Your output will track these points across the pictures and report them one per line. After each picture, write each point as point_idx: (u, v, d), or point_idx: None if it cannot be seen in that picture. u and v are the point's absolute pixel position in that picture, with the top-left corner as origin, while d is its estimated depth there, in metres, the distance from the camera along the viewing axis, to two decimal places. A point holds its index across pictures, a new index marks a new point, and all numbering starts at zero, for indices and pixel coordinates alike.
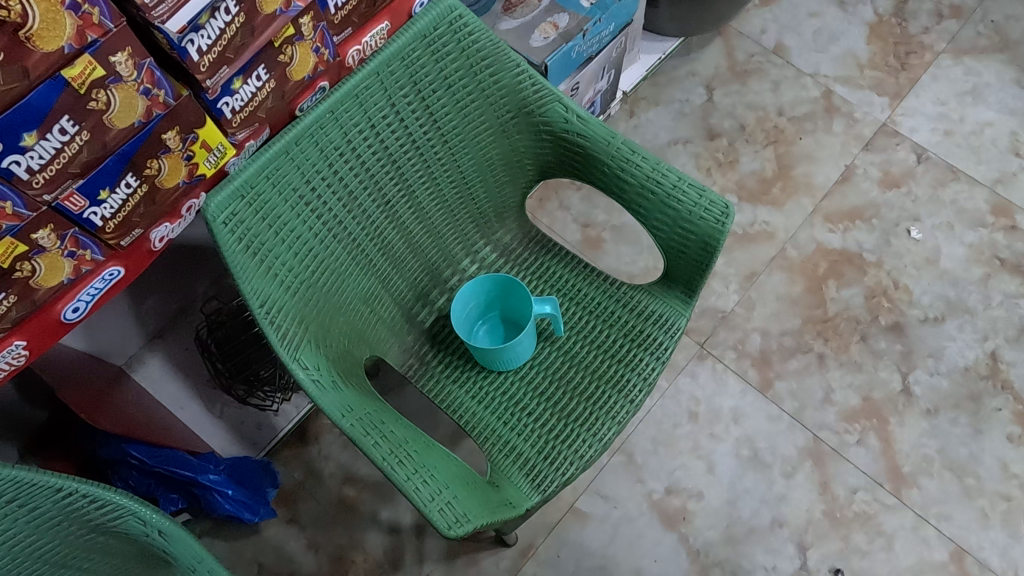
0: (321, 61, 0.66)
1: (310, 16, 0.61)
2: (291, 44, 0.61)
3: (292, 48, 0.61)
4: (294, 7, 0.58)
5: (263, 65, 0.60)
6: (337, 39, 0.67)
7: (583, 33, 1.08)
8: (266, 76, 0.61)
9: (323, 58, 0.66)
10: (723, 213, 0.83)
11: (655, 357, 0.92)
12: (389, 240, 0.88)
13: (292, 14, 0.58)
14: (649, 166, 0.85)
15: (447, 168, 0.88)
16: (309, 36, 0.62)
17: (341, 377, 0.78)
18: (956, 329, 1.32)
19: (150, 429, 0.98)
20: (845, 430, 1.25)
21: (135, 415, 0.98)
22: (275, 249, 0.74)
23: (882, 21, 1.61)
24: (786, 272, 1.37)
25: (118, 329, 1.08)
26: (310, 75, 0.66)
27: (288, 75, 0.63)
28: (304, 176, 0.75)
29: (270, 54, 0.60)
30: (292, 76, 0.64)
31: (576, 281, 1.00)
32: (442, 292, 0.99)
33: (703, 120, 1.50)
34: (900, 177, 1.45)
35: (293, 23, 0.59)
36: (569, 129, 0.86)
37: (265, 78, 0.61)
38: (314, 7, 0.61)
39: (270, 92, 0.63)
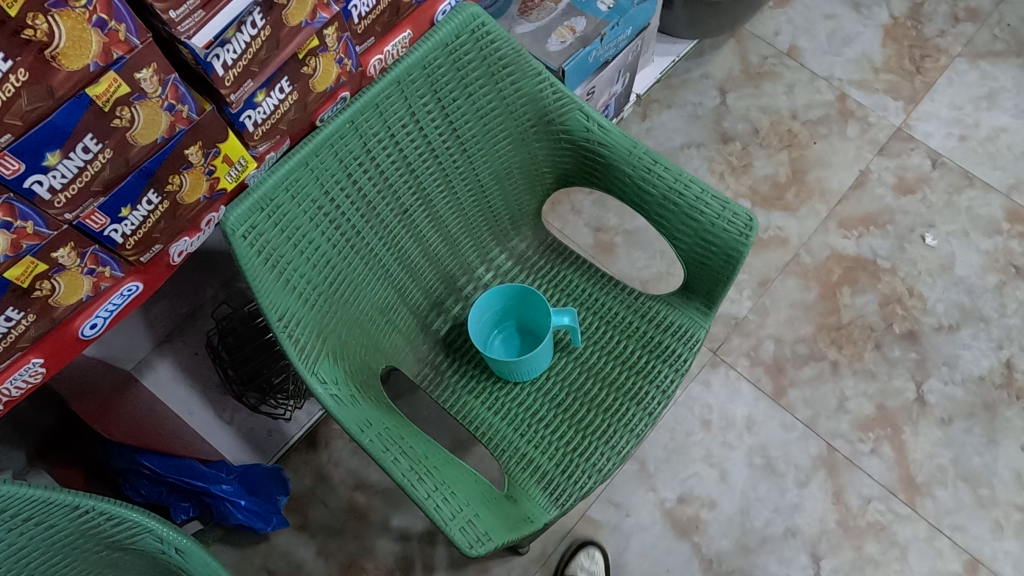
0: (344, 72, 0.65)
1: (334, 27, 0.59)
2: (315, 56, 0.60)
3: (315, 59, 0.60)
4: (320, 18, 0.56)
5: (286, 78, 0.58)
6: (360, 49, 0.66)
7: (601, 37, 1.07)
8: (290, 88, 0.59)
9: (346, 69, 0.64)
10: (746, 225, 0.81)
11: (674, 370, 0.91)
12: (404, 248, 0.87)
13: (317, 26, 0.57)
14: (671, 176, 0.83)
15: (464, 176, 0.87)
16: (333, 47, 0.61)
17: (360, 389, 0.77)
18: (971, 338, 1.31)
19: (164, 439, 0.97)
20: (859, 439, 1.24)
21: (145, 424, 0.97)
22: (294, 262, 0.73)
23: (898, 23, 1.59)
24: (800, 278, 1.36)
25: (129, 335, 1.07)
26: (333, 86, 0.65)
27: (311, 87, 0.62)
28: (323, 187, 0.73)
29: (294, 67, 0.58)
30: (315, 88, 0.62)
31: (593, 291, 0.99)
32: (457, 300, 0.99)
33: (716, 123, 1.49)
34: (915, 183, 1.43)
35: (317, 34, 0.58)
36: (589, 138, 0.85)
37: (288, 90, 0.60)
38: (339, 18, 0.59)
39: (293, 103, 0.61)
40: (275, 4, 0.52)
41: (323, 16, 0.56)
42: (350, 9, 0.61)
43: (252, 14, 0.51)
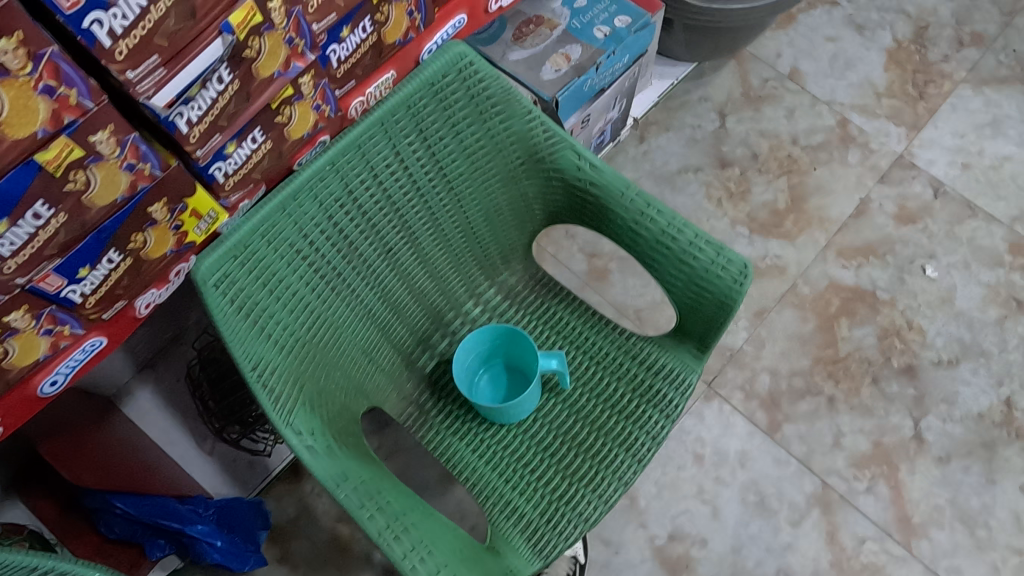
0: (322, 118, 0.62)
1: (311, 74, 0.56)
2: (290, 105, 0.57)
3: (290, 108, 0.57)
4: (294, 68, 0.54)
5: (259, 127, 0.56)
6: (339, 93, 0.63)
7: (596, 66, 1.04)
8: (262, 137, 0.57)
9: (324, 114, 0.62)
10: (741, 272, 0.78)
11: (665, 415, 0.88)
12: (388, 287, 0.85)
13: (292, 76, 0.54)
14: (664, 220, 0.80)
15: (452, 213, 0.84)
16: (309, 94, 0.58)
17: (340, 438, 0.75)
18: (971, 374, 1.28)
19: (135, 481, 0.95)
20: (854, 476, 1.21)
21: (115, 466, 0.94)
22: (271, 309, 0.70)
23: (901, 47, 1.56)
24: (797, 309, 1.33)
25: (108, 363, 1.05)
26: (311, 132, 0.62)
27: (286, 135, 0.59)
28: (302, 230, 0.71)
29: (267, 116, 0.56)
30: (291, 135, 0.59)
31: (584, 329, 0.96)
32: (444, 336, 0.96)
33: (715, 147, 1.46)
34: (916, 213, 1.41)
35: (292, 83, 0.55)
36: (581, 178, 0.82)
37: (261, 139, 0.57)
38: (316, 65, 0.56)
39: (267, 152, 0.59)
40: (245, 58, 0.49)
41: (297, 66, 0.53)
42: (326, 55, 0.58)
43: (219, 68, 0.48)
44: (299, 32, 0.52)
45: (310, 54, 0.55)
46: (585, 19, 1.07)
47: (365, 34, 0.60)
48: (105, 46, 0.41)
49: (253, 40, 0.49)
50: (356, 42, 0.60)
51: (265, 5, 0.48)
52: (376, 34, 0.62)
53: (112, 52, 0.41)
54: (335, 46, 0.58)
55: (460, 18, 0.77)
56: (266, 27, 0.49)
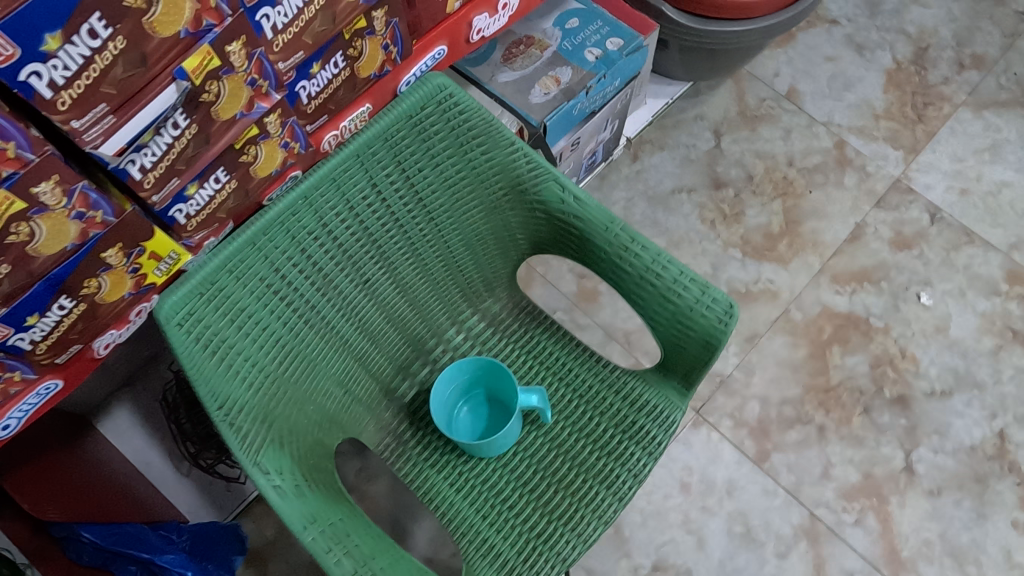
0: (292, 154, 0.60)
1: (278, 113, 0.55)
2: (256, 144, 0.55)
3: (256, 147, 0.55)
4: (258, 108, 0.52)
5: (222, 168, 0.54)
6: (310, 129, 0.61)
7: (586, 90, 1.01)
8: (226, 178, 0.55)
9: (294, 151, 0.60)
10: (726, 312, 0.76)
11: (648, 453, 0.86)
12: (366, 317, 0.82)
13: (255, 116, 0.52)
14: (649, 256, 0.78)
15: (432, 243, 0.82)
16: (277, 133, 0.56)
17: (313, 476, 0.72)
18: (964, 405, 1.26)
19: (102, 508, 0.92)
20: (843, 508, 1.19)
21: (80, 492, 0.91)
22: (239, 345, 0.68)
23: (901, 68, 1.54)
24: (789, 335, 1.31)
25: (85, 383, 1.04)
26: (279, 170, 0.60)
27: (252, 174, 0.57)
28: (273, 265, 0.69)
29: (230, 157, 0.54)
30: (258, 173, 0.58)
31: (568, 361, 0.94)
32: (425, 364, 0.93)
33: (710, 167, 1.44)
34: (912, 238, 1.39)
35: (257, 124, 0.53)
36: (565, 211, 0.79)
37: (225, 180, 0.55)
38: (284, 104, 0.55)
39: (232, 191, 0.57)
40: (202, 102, 0.48)
41: (261, 106, 0.52)
42: (295, 94, 0.57)
43: (174, 113, 0.47)
44: (262, 73, 0.50)
45: (276, 94, 0.53)
46: (576, 40, 1.05)
47: (338, 69, 0.59)
48: (46, 97, 0.41)
49: (210, 83, 0.48)
50: (328, 77, 0.58)
51: (223, 48, 0.47)
52: (349, 68, 0.60)
53: (54, 102, 0.41)
54: (305, 82, 0.56)
55: (440, 49, 0.75)
56: (224, 70, 0.48)
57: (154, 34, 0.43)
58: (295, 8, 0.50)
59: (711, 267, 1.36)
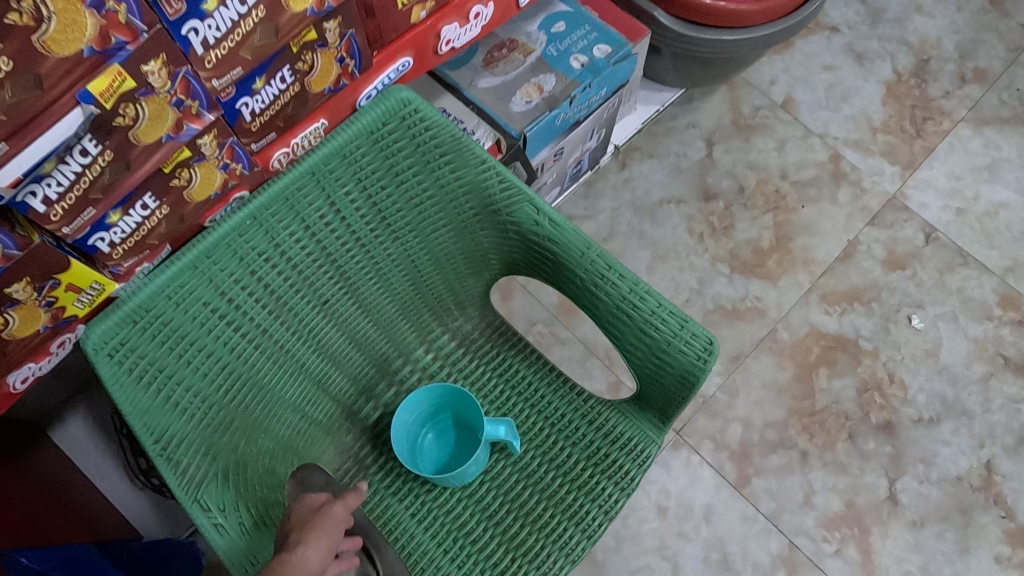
0: (233, 175, 0.59)
1: (213, 133, 0.53)
2: (189, 167, 0.54)
3: (190, 170, 0.54)
4: (188, 130, 0.51)
5: (150, 193, 0.52)
6: (254, 146, 0.60)
7: (570, 99, 0.96)
8: (156, 202, 0.53)
9: (236, 172, 0.58)
10: (706, 348, 0.71)
11: (619, 489, 0.82)
12: (324, 338, 0.77)
13: (185, 138, 0.51)
14: (626, 285, 0.73)
15: (397, 262, 0.78)
16: (214, 155, 0.55)
17: (265, 508, 0.67)
18: (951, 434, 1.23)
19: (37, 532, 0.84)
20: (823, 538, 1.16)
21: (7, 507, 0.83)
22: (180, 375, 0.63)
23: (901, 80, 1.49)
24: (774, 355, 1.27)
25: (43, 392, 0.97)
26: (219, 192, 0.58)
27: (186, 198, 0.56)
28: (217, 288, 0.64)
29: (159, 181, 0.52)
30: (192, 198, 0.56)
31: (540, 387, 0.89)
32: (390, 385, 0.88)
33: (700, 178, 1.39)
34: (906, 258, 1.35)
35: (188, 145, 0.52)
36: (539, 233, 0.74)
37: (155, 204, 0.53)
38: (219, 124, 0.53)
39: (163, 217, 0.55)
40: (118, 127, 0.46)
41: (190, 128, 0.50)
42: (235, 113, 0.55)
43: (81, 140, 0.45)
44: (189, 93, 0.49)
45: (210, 114, 0.52)
46: (562, 46, 0.99)
47: (285, 84, 0.57)
48: None
49: (127, 105, 0.46)
50: (274, 93, 0.57)
51: (139, 67, 0.45)
52: (299, 82, 0.58)
53: None
54: (247, 98, 0.55)
55: (405, 61, 0.70)
56: (142, 91, 0.46)
57: (47, 55, 0.40)
58: (230, 21, 0.48)
59: (697, 282, 1.32)
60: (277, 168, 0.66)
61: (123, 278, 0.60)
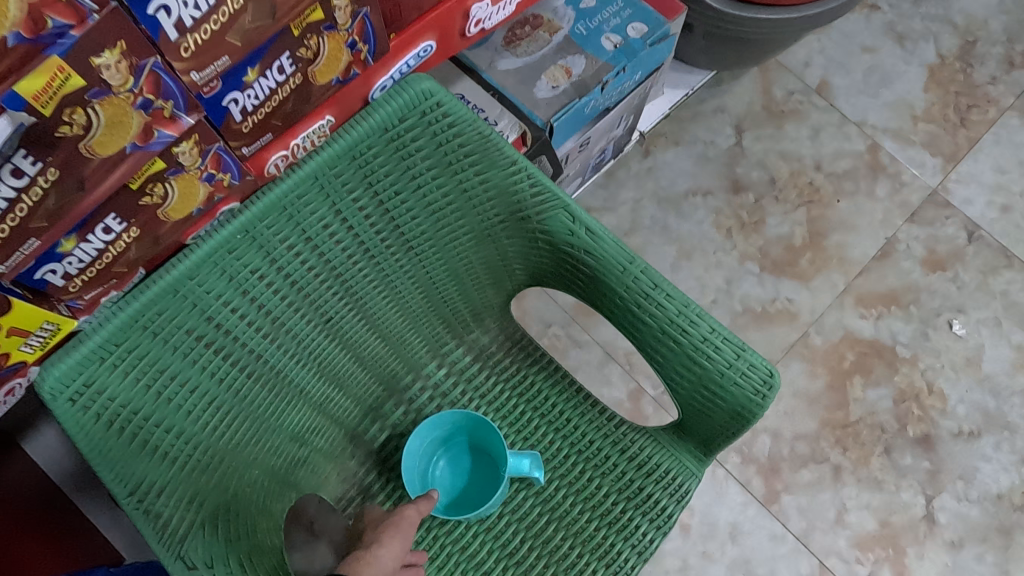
0: (221, 187, 0.50)
1: (193, 140, 0.44)
2: (163, 180, 0.45)
3: (164, 184, 0.45)
4: (161, 136, 0.41)
5: (114, 213, 0.44)
6: (246, 151, 0.50)
7: (601, 85, 0.86)
8: (122, 224, 0.45)
9: (223, 183, 0.50)
10: (766, 382, 0.63)
11: (654, 528, 0.73)
12: (326, 360, 0.68)
13: (155, 148, 0.42)
14: (675, 306, 0.64)
15: (409, 272, 0.68)
16: (195, 165, 0.46)
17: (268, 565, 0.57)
18: (993, 448, 1.15)
19: None
20: (856, 559, 1.09)
21: None
22: (159, 413, 0.54)
23: (945, 64, 1.38)
24: (806, 362, 1.19)
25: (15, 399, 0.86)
26: (202, 207, 0.50)
27: (159, 217, 0.47)
28: (202, 312, 0.55)
29: (125, 199, 0.44)
30: (169, 217, 0.48)
31: (565, 409, 0.80)
32: (399, 404, 0.79)
33: (729, 168, 1.29)
34: (947, 258, 1.26)
35: (161, 155, 0.43)
36: (574, 244, 0.64)
37: (121, 226, 0.45)
38: (201, 129, 0.44)
39: (133, 240, 0.47)
40: (64, 137, 0.37)
41: (162, 134, 0.41)
42: (222, 113, 0.45)
43: (13, 158, 0.36)
44: (160, 91, 0.39)
45: (188, 116, 0.42)
46: (593, 23, 0.88)
47: (283, 75, 0.46)
48: None
49: (75, 110, 0.37)
50: (270, 86, 0.46)
51: (88, 60, 0.35)
52: (301, 73, 0.48)
53: None
54: (237, 94, 0.44)
55: (427, 45, 0.59)
56: (94, 91, 0.37)
57: None
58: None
59: (724, 282, 1.23)
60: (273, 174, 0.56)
61: (85, 312, 0.50)
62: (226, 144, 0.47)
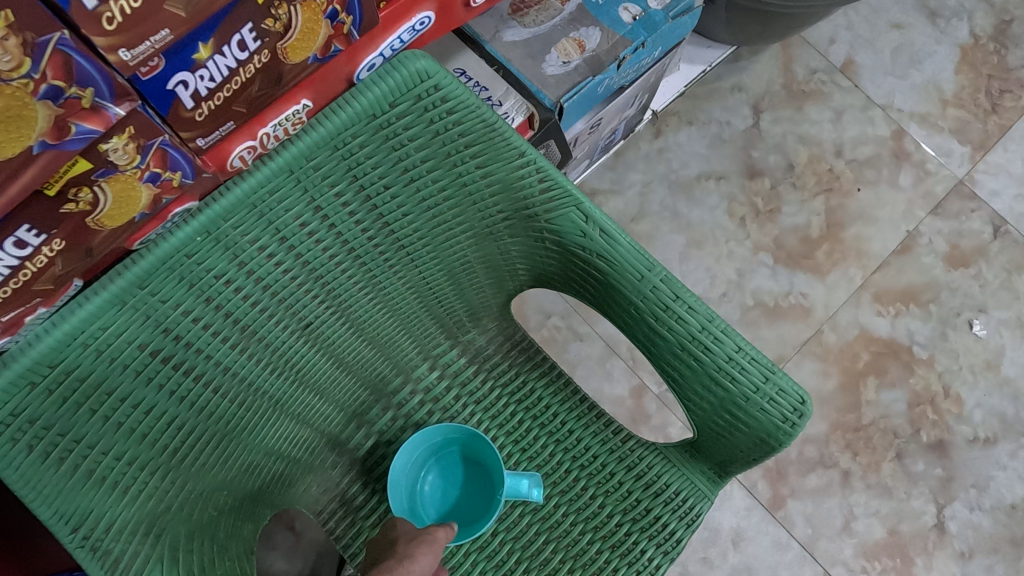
0: (170, 187, 0.43)
1: (127, 135, 0.37)
2: (91, 183, 0.38)
3: (92, 188, 0.38)
4: (81, 132, 0.35)
5: (30, 222, 0.37)
6: (201, 143, 0.43)
7: (617, 62, 0.77)
8: (42, 234, 0.38)
9: (172, 183, 0.43)
10: (796, 409, 0.56)
11: (661, 554, 0.67)
12: (305, 368, 0.61)
13: (76, 147, 0.35)
14: (698, 321, 0.56)
15: (399, 272, 0.60)
16: (132, 165, 0.39)
17: None
18: (1008, 456, 1.10)
19: None
20: (861, 568, 1.05)
21: None
22: (106, 440, 0.47)
23: (978, 44, 1.30)
24: (818, 361, 1.13)
25: None
26: (145, 212, 0.43)
27: (90, 225, 0.40)
28: (157, 324, 0.47)
29: (44, 205, 0.37)
30: (103, 225, 0.41)
31: (566, 419, 0.73)
32: (386, 409, 0.72)
33: (744, 151, 1.21)
34: (970, 254, 1.19)
35: (85, 154, 0.36)
36: (587, 248, 0.57)
37: (41, 237, 0.38)
38: (137, 122, 0.37)
39: (59, 252, 0.40)
40: None
41: (84, 129, 0.34)
42: (168, 102, 0.38)
43: None
44: (75, 76, 0.32)
45: (117, 106, 0.35)
46: None
47: (245, 54, 0.39)
48: None
49: None
50: (229, 66, 0.39)
51: None
52: (267, 49, 0.40)
53: None
54: (186, 75, 0.37)
55: (425, 16, 0.51)
56: None
57: None
58: None
59: (736, 274, 1.16)
60: (239, 168, 0.49)
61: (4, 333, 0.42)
62: (172, 134, 0.40)
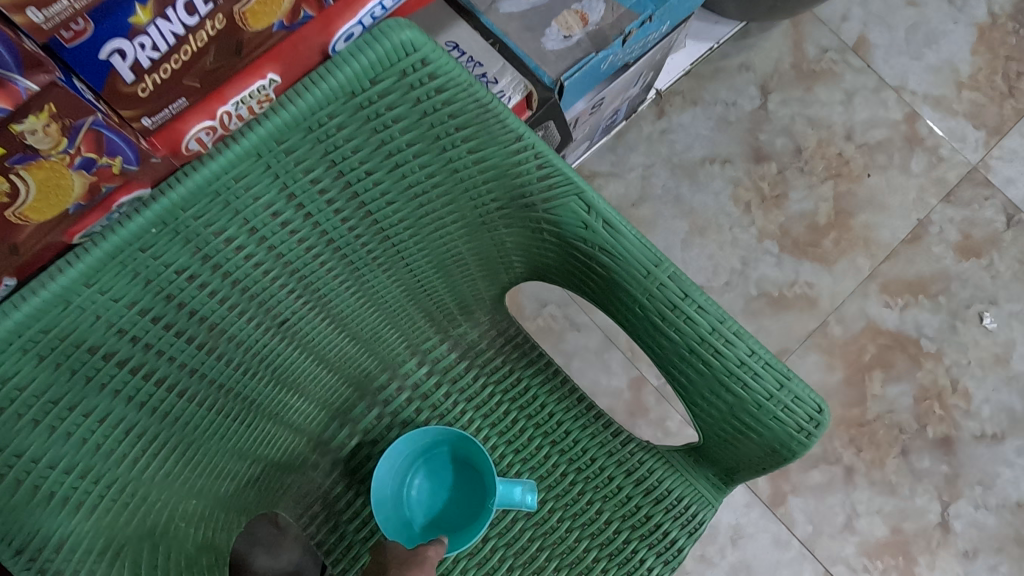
0: (111, 175, 0.40)
1: (47, 114, 0.34)
2: (7, 171, 0.35)
3: (9, 176, 0.35)
4: None
5: None
6: (147, 124, 0.39)
7: (623, 37, 0.71)
8: None
9: (111, 170, 0.39)
10: (813, 418, 0.51)
11: (661, 564, 0.63)
12: (282, 366, 0.56)
13: None
14: (708, 322, 0.52)
15: (384, 263, 0.56)
16: (58, 150, 0.36)
17: None
18: (1016, 453, 1.07)
19: None
20: (863, 568, 1.02)
21: None
22: (54, 452, 0.42)
23: (996, 24, 1.24)
24: (823, 354, 1.09)
25: None
26: (80, 202, 0.40)
27: (12, 216, 0.37)
28: (110, 324, 0.43)
29: None
30: (28, 217, 0.38)
31: (563, 420, 0.69)
32: (371, 406, 0.68)
33: (751, 134, 1.16)
34: (982, 244, 1.14)
35: None
36: (588, 241, 0.52)
37: None
38: (59, 101, 0.33)
39: None
40: None
41: None
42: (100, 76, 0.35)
43: None
44: None
45: (28, 80, 0.32)
46: None
47: (193, 20, 0.35)
48: None
49: None
50: (173, 32, 0.35)
51: None
52: (222, 14, 0.36)
53: None
54: (122, 41, 0.34)
55: None
56: None
57: None
58: None
59: (740, 262, 1.11)
60: (196, 151, 0.44)
61: None
62: (108, 113, 0.37)
